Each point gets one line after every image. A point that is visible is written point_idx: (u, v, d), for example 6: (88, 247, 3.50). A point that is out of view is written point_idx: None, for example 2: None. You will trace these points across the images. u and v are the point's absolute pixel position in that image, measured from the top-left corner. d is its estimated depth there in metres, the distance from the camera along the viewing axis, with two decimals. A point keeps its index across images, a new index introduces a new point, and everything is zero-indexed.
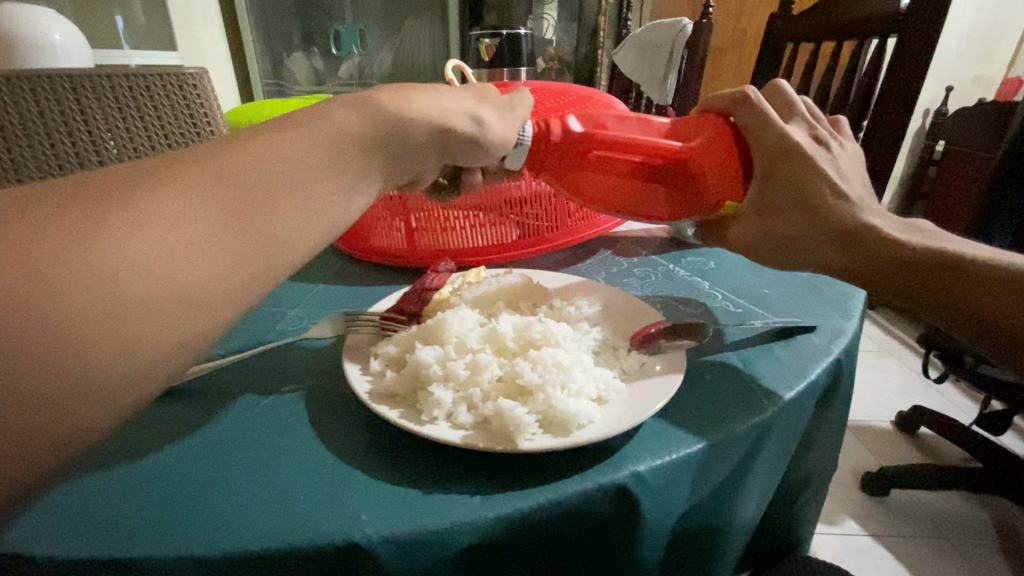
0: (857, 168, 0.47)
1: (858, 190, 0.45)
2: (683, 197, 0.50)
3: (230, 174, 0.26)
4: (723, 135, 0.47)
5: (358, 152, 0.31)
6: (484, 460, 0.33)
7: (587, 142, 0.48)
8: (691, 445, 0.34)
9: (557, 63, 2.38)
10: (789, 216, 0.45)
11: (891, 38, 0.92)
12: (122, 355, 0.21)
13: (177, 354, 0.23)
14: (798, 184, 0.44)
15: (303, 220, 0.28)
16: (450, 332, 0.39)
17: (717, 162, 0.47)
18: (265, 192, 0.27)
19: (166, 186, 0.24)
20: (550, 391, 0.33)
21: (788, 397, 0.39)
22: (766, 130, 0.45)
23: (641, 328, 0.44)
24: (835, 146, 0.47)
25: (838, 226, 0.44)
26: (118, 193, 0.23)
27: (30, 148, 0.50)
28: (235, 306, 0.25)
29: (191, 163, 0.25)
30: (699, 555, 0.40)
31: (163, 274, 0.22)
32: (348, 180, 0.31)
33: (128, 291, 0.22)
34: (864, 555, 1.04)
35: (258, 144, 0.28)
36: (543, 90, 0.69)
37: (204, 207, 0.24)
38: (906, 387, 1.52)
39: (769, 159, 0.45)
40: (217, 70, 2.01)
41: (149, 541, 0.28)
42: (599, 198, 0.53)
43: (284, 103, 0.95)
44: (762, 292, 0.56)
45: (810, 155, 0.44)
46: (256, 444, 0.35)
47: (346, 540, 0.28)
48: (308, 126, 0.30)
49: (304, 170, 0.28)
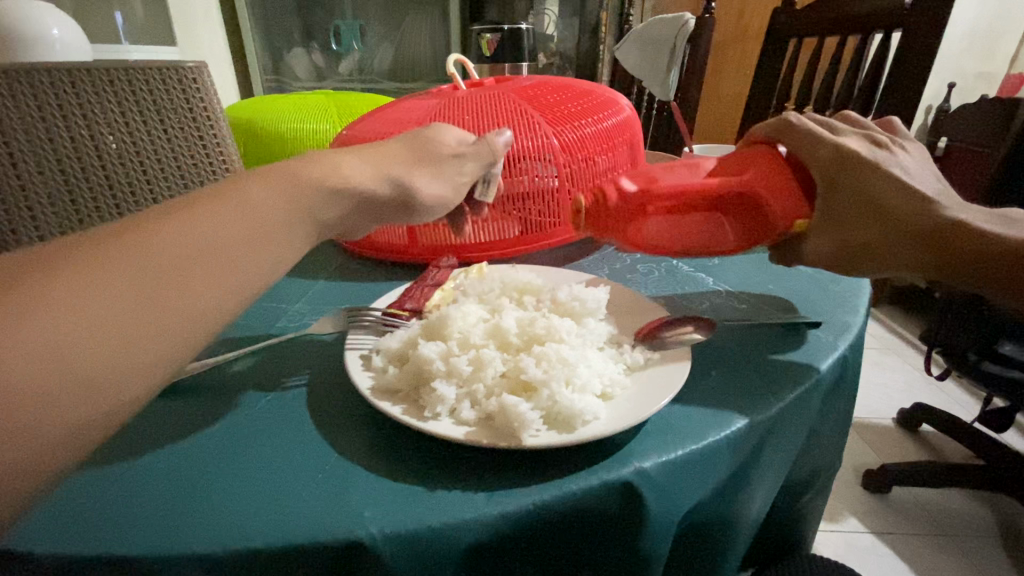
0: (927, 167, 0.44)
1: (930, 186, 0.42)
2: (752, 228, 0.45)
3: (140, 251, 0.25)
4: (777, 161, 0.44)
5: (290, 219, 0.31)
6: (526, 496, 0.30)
7: (644, 198, 0.45)
8: (732, 424, 0.35)
9: (558, 59, 2.36)
10: (869, 222, 0.41)
11: (897, 32, 0.90)
12: (6, 450, 0.21)
13: (70, 443, 0.22)
14: (872, 191, 0.40)
15: (226, 283, 0.27)
16: (453, 328, 0.39)
17: (780, 188, 0.43)
18: (180, 264, 0.25)
19: (74, 264, 0.23)
20: (554, 387, 0.33)
21: (795, 393, 0.39)
22: (817, 146, 0.42)
23: (646, 324, 0.43)
24: (898, 151, 0.44)
25: (924, 228, 0.40)
26: (12, 281, 0.22)
27: (30, 144, 0.48)
28: (141, 388, 0.24)
29: (98, 244, 0.25)
30: (703, 551, 0.40)
31: (57, 364, 0.22)
32: (279, 248, 0.30)
33: (12, 382, 0.21)
34: (867, 552, 1.04)
35: (178, 216, 0.27)
36: (544, 85, 0.69)
37: (108, 286, 0.23)
38: (908, 384, 1.51)
39: (831, 169, 0.41)
40: (217, 67, 2.00)
41: (145, 539, 0.28)
42: (668, 243, 0.48)
43: (286, 99, 0.95)
44: (768, 289, 0.55)
45: (873, 161, 0.41)
46: (253, 443, 0.34)
47: (349, 537, 0.28)
48: (242, 189, 0.30)
49: (230, 232, 0.28)
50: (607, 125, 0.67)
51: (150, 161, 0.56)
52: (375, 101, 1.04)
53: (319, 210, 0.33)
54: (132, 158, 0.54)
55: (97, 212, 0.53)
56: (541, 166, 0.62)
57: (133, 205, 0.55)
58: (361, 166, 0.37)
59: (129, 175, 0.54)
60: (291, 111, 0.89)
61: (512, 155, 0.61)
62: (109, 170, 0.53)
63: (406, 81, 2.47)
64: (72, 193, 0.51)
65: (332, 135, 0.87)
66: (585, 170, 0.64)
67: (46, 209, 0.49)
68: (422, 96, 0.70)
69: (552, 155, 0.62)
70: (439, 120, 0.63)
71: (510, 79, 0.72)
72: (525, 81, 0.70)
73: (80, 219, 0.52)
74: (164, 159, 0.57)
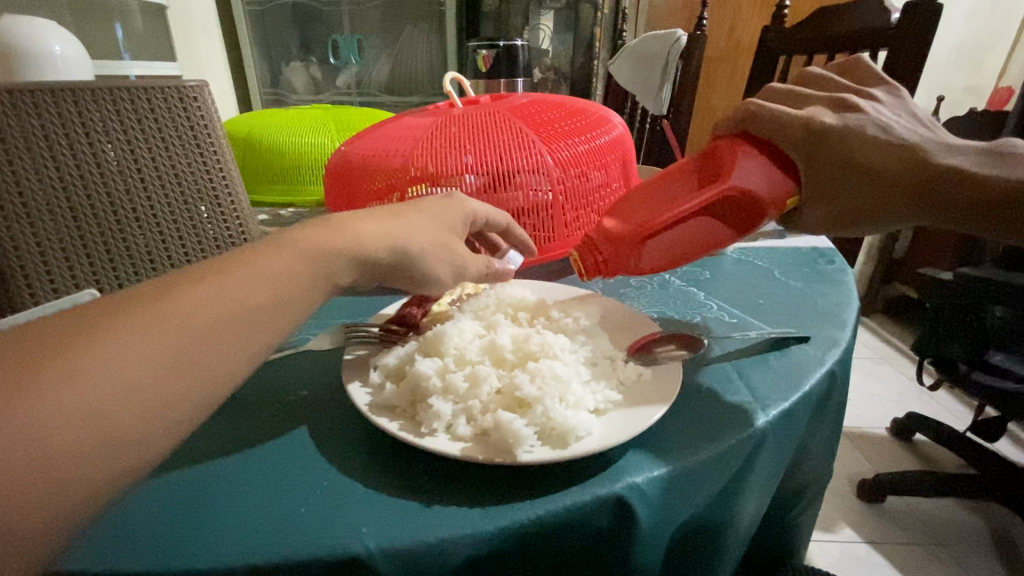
0: (907, 110, 0.42)
1: (911, 129, 0.40)
2: (751, 219, 0.43)
3: (173, 315, 0.26)
4: (752, 149, 0.42)
5: (312, 283, 0.32)
6: (521, 517, 0.31)
7: (638, 233, 0.44)
8: (723, 439, 0.36)
9: (553, 73, 2.39)
10: (857, 187, 0.40)
11: (884, 51, 0.93)
12: (31, 507, 0.21)
13: (92, 500, 0.23)
14: (854, 157, 0.39)
15: (243, 345, 0.28)
16: (449, 344, 0.40)
17: (760, 173, 0.41)
18: (203, 328, 0.26)
19: (108, 327, 0.24)
20: (549, 403, 0.34)
21: (783, 406, 0.40)
22: (781, 124, 0.40)
23: (637, 339, 0.45)
24: (873, 104, 0.41)
25: (916, 176, 0.38)
26: (53, 345, 0.23)
27: (32, 161, 0.47)
28: (162, 447, 0.25)
29: (132, 306, 0.26)
30: (699, 559, 0.40)
31: (91, 426, 0.22)
32: (297, 314, 0.31)
33: (51, 443, 0.21)
34: (862, 561, 1.04)
35: (209, 283, 0.28)
36: (538, 103, 0.71)
37: (144, 351, 0.24)
38: (902, 394, 1.53)
39: (809, 146, 0.40)
40: (216, 79, 2.03)
41: (148, 558, 0.28)
42: (675, 258, 0.47)
43: (285, 112, 0.97)
44: (758, 303, 0.56)
45: (838, 126, 0.39)
46: (256, 462, 0.35)
47: (348, 552, 0.28)
48: (274, 249, 0.32)
49: (249, 294, 0.29)
50: (600, 142, 0.68)
51: (151, 178, 0.54)
52: (373, 115, 1.05)
53: (339, 273, 0.34)
54: (133, 176, 0.53)
55: (98, 229, 0.51)
56: (536, 180, 0.63)
57: (135, 222, 0.53)
58: (369, 223, 0.37)
59: (130, 192, 0.53)
60: (289, 125, 0.91)
61: (507, 171, 0.63)
62: (110, 186, 0.51)
63: (404, 94, 2.49)
64: (74, 208, 0.49)
65: (331, 148, 0.89)
66: (579, 185, 0.65)
67: (49, 227, 0.48)
68: (419, 113, 0.71)
69: (547, 170, 0.63)
70: (438, 135, 0.64)
71: (506, 98, 0.73)
72: (521, 99, 0.72)
73: (82, 237, 0.50)
74: (166, 177, 0.55)
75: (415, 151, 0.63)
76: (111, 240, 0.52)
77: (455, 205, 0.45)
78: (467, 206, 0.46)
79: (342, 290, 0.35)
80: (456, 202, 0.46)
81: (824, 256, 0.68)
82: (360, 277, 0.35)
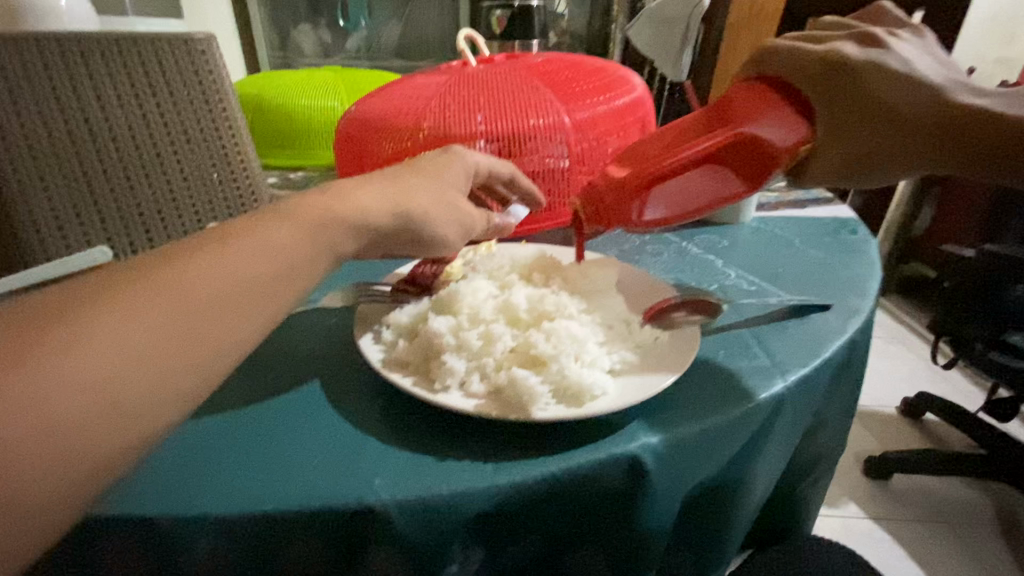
0: (925, 51, 0.39)
1: (928, 71, 0.38)
2: (761, 171, 0.40)
3: (177, 285, 0.25)
4: (770, 95, 0.39)
5: (314, 255, 0.31)
6: (529, 478, 0.30)
7: (639, 180, 0.42)
8: (743, 403, 0.36)
9: (568, 38, 2.31)
10: (875, 129, 0.37)
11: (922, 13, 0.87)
12: (50, 472, 0.21)
13: (106, 469, 0.22)
14: (869, 92, 0.36)
15: (248, 317, 0.27)
16: (463, 304, 0.39)
17: (774, 119, 0.38)
18: (208, 301, 0.26)
19: (114, 296, 0.24)
20: (564, 362, 0.33)
21: (800, 371, 0.39)
22: (798, 57, 0.38)
23: (653, 303, 0.44)
24: (893, 41, 0.38)
25: (930, 114, 0.36)
26: (63, 310, 0.23)
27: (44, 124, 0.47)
28: (172, 416, 0.24)
29: (138, 276, 0.25)
30: (713, 520, 0.40)
31: (100, 391, 0.22)
32: (302, 287, 0.30)
33: (61, 410, 0.21)
34: (864, 537, 1.05)
35: (211, 251, 0.27)
36: (557, 61, 0.68)
37: (148, 318, 0.24)
38: (914, 373, 1.51)
39: (824, 83, 0.37)
40: (224, 40, 1.99)
41: (165, 505, 0.28)
42: (676, 210, 0.45)
43: (294, 73, 0.95)
44: (777, 271, 0.55)
45: (859, 60, 0.36)
46: (269, 415, 0.35)
47: (359, 501, 0.28)
48: (278, 219, 0.31)
49: (252, 267, 0.28)
50: (619, 104, 0.65)
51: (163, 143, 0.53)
52: (385, 77, 1.03)
53: (343, 241, 0.33)
54: (142, 142, 0.52)
55: (110, 194, 0.51)
56: (552, 146, 0.62)
57: (146, 188, 0.53)
58: (375, 192, 0.36)
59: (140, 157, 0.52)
60: (297, 87, 0.89)
61: (523, 134, 0.61)
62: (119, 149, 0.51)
63: (414, 59, 2.43)
64: (86, 173, 0.49)
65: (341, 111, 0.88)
66: (597, 149, 0.63)
67: (62, 190, 0.48)
68: (431, 72, 0.69)
69: (563, 134, 0.62)
70: (451, 96, 0.63)
71: (521, 57, 0.71)
72: (537, 57, 0.69)
73: (95, 203, 0.50)
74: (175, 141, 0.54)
75: (427, 112, 0.61)
76: (123, 206, 0.52)
77: (458, 159, 0.45)
78: (468, 150, 0.47)
79: (348, 259, 0.34)
80: (460, 150, 0.46)
81: (847, 227, 0.65)
82: (366, 243, 0.35)
